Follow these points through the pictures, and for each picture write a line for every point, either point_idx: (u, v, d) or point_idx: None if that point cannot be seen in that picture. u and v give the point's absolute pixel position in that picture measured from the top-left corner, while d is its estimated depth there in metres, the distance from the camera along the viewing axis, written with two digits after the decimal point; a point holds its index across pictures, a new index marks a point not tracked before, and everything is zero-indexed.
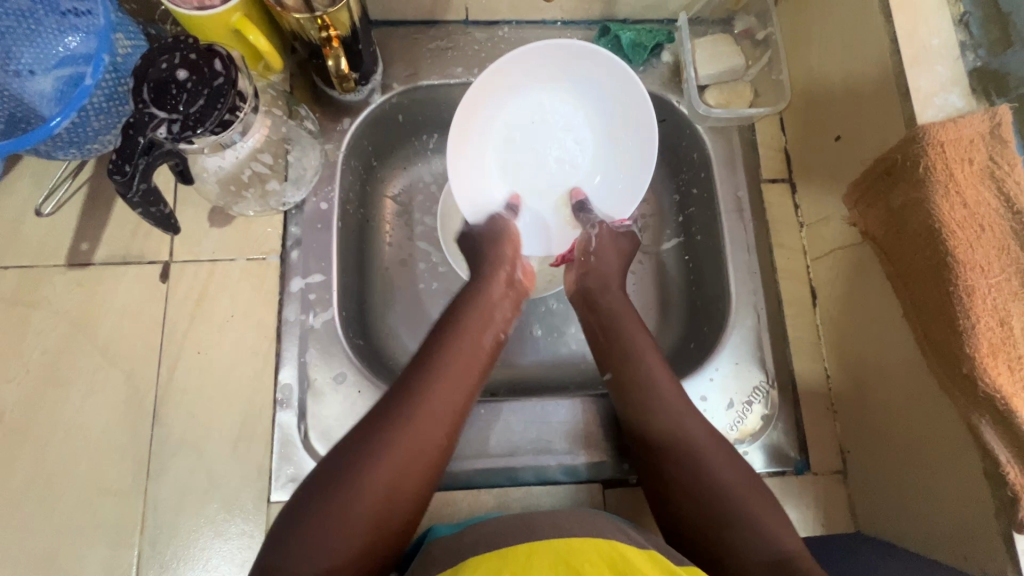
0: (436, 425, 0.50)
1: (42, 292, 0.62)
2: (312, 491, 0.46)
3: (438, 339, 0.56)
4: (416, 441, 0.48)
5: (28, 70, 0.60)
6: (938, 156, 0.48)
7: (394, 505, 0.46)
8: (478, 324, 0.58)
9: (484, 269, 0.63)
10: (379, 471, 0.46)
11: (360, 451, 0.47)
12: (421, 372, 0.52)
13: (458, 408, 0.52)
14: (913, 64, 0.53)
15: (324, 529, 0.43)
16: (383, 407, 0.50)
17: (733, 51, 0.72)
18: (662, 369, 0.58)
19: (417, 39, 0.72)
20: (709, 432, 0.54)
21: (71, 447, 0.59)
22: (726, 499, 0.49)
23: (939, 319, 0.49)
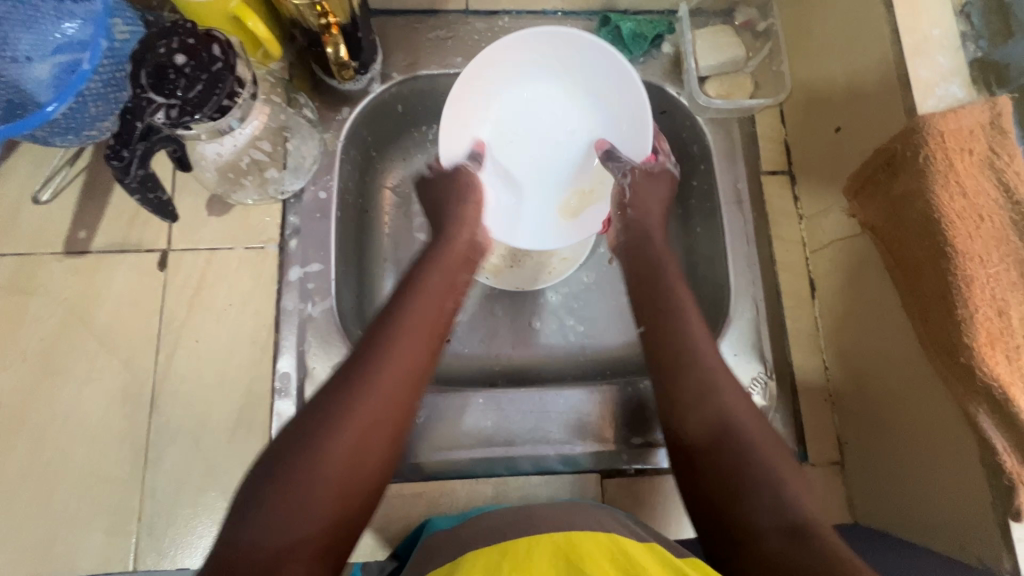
0: (401, 388, 0.46)
1: (40, 280, 0.62)
2: (269, 463, 0.41)
3: (396, 299, 0.52)
4: (380, 405, 0.44)
5: (25, 57, 0.59)
6: (938, 146, 0.48)
7: (358, 476, 0.42)
8: (442, 286, 0.54)
9: (445, 235, 0.59)
10: (343, 439, 0.42)
11: (321, 418, 0.42)
12: (380, 332, 0.48)
13: (420, 371, 0.48)
14: (914, 54, 0.53)
15: (288, 503, 0.39)
16: (344, 371, 0.46)
17: (734, 43, 0.72)
18: (702, 329, 0.55)
19: (417, 28, 0.71)
20: (744, 399, 0.51)
21: (69, 435, 0.59)
22: (752, 464, 0.46)
23: (937, 309, 0.49)
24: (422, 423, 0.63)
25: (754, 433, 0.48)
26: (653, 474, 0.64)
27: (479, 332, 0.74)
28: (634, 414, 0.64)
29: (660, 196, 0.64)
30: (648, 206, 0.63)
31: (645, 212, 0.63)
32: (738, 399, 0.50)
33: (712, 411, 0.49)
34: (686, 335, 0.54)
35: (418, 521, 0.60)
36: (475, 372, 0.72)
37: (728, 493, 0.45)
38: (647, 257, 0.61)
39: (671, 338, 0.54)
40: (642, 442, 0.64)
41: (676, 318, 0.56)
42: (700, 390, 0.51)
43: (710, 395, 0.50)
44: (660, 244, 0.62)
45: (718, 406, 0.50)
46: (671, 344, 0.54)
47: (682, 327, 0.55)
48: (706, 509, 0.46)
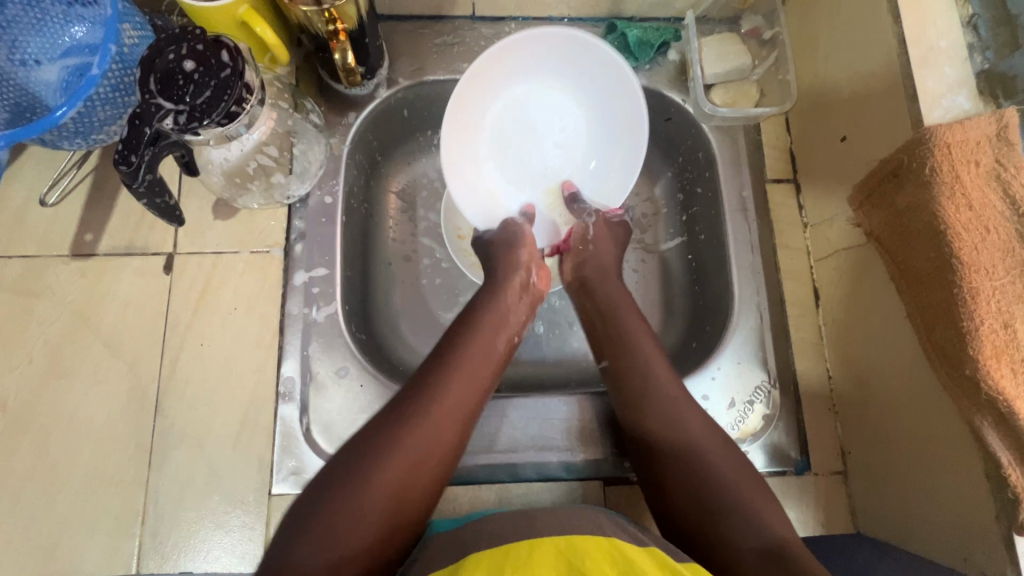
0: (450, 423, 0.51)
1: (46, 282, 0.62)
2: (326, 482, 0.46)
3: (454, 340, 0.57)
4: (428, 436, 0.49)
5: (34, 60, 0.60)
6: (944, 157, 0.48)
7: (405, 496, 0.47)
8: (492, 326, 0.59)
9: (498, 274, 0.62)
10: (394, 462, 0.47)
11: (376, 444, 0.48)
12: (437, 374, 0.53)
13: (466, 409, 0.52)
14: (920, 65, 0.53)
15: (341, 518, 0.44)
16: (401, 403, 0.51)
17: (741, 51, 0.72)
18: (664, 367, 0.59)
19: (424, 34, 0.71)
20: (709, 428, 0.55)
21: (74, 437, 0.59)
22: (722, 491, 0.50)
23: (942, 320, 0.49)
24: None
25: (722, 464, 0.52)
26: None
27: None
28: None
29: (616, 242, 0.69)
30: (607, 251, 0.68)
31: (606, 254, 0.68)
32: (704, 430, 0.55)
33: (677, 440, 0.54)
34: (642, 368, 0.58)
35: None
36: None
37: (700, 517, 0.49)
38: (602, 295, 0.65)
39: (636, 374, 0.58)
40: None
41: (636, 351, 0.60)
42: (669, 422, 0.55)
43: (678, 424, 0.55)
44: (615, 285, 0.66)
45: (684, 432, 0.54)
46: (650, 373, 0.58)
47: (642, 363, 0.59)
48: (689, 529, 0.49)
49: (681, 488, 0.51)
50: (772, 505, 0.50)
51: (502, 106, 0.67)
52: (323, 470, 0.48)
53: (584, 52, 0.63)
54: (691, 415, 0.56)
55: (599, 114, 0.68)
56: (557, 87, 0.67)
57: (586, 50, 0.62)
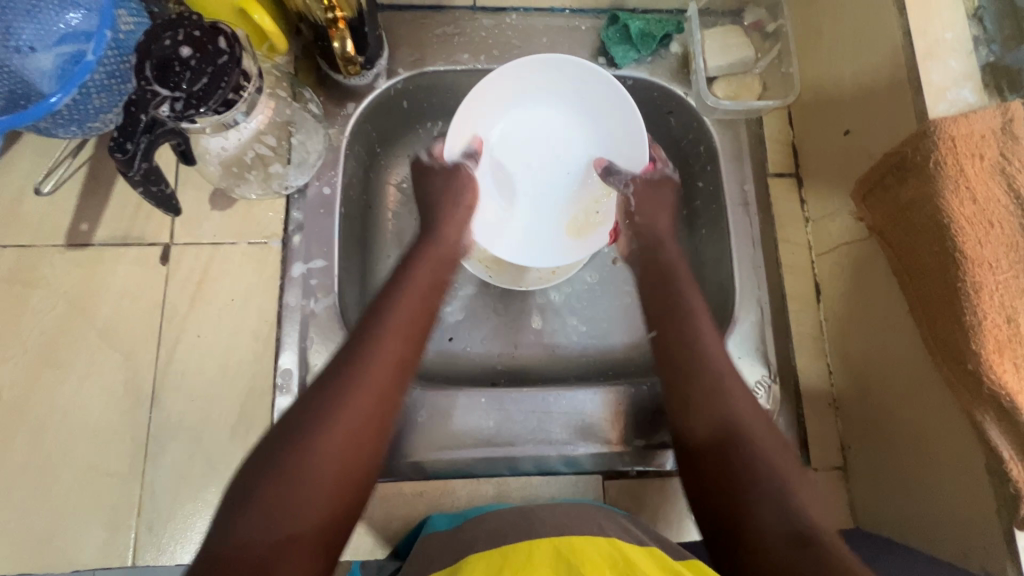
0: (394, 379, 0.47)
1: (41, 272, 0.62)
2: (264, 456, 0.41)
3: (390, 291, 0.53)
4: (373, 396, 0.45)
5: (29, 46, 0.59)
6: (949, 150, 0.48)
7: (352, 466, 0.43)
8: (432, 280, 0.56)
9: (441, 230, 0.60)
10: (339, 428, 0.43)
11: (317, 409, 0.43)
12: (369, 329, 0.49)
13: (409, 363, 0.49)
14: (925, 58, 0.52)
15: (282, 496, 0.39)
16: (336, 363, 0.47)
17: (744, 43, 0.71)
18: (718, 342, 0.56)
19: (424, 24, 0.71)
20: (754, 405, 0.51)
21: (69, 428, 0.59)
22: (765, 472, 0.45)
23: (945, 314, 0.49)
24: (422, 421, 0.63)
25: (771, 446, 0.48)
26: (655, 475, 0.63)
27: (480, 330, 0.73)
28: (637, 416, 0.64)
29: (664, 207, 0.65)
30: (654, 215, 0.65)
31: (656, 219, 0.65)
32: (751, 408, 0.51)
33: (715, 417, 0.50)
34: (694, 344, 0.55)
35: (420, 517, 0.60)
36: (477, 371, 0.72)
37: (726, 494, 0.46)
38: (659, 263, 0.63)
39: (682, 346, 0.55)
40: (643, 444, 0.64)
41: (699, 327, 0.56)
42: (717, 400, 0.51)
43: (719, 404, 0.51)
44: (673, 249, 0.64)
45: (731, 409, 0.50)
46: (693, 348, 0.55)
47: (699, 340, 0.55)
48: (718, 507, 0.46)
49: (715, 466, 0.48)
50: (809, 488, 0.45)
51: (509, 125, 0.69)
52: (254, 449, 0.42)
53: (605, 95, 0.66)
54: (743, 394, 0.52)
55: (602, 155, 0.70)
56: (565, 111, 0.70)
57: (607, 93, 0.66)
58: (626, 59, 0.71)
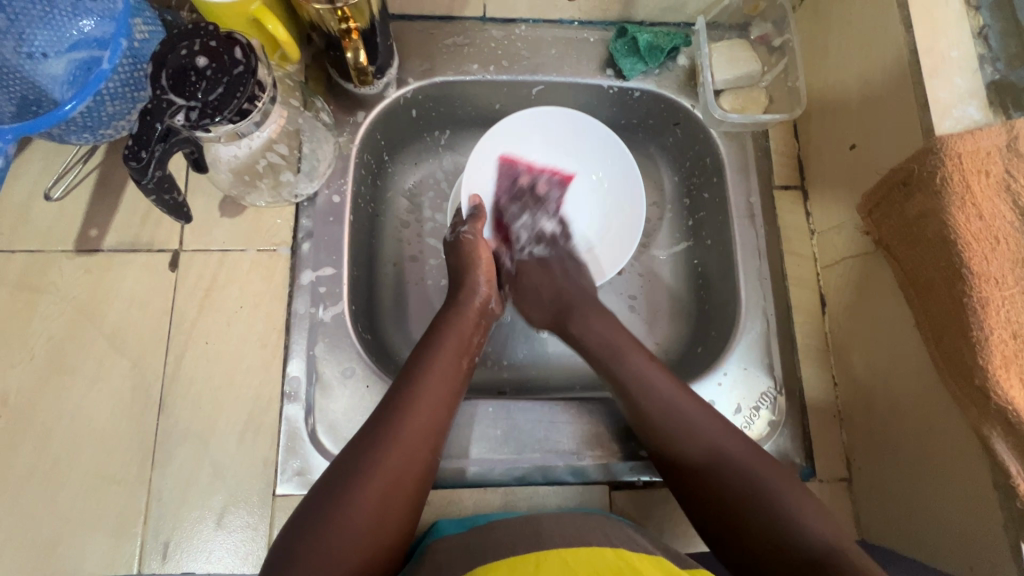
0: (422, 444, 0.50)
1: (49, 277, 0.62)
2: (304, 518, 0.45)
3: (418, 358, 0.56)
4: (402, 460, 0.48)
5: (41, 53, 0.60)
6: (955, 167, 0.48)
7: (382, 527, 0.46)
8: (458, 345, 0.58)
9: (457, 296, 0.62)
10: (369, 491, 0.46)
11: (349, 474, 0.47)
12: (399, 397, 0.52)
13: (438, 427, 0.52)
14: (932, 75, 0.53)
15: (322, 558, 0.42)
16: (369, 429, 0.50)
17: (750, 56, 0.72)
18: (676, 389, 0.58)
19: (434, 34, 0.71)
20: (725, 426, 0.55)
21: (76, 435, 0.58)
22: (755, 490, 0.50)
23: (952, 329, 0.49)
24: None
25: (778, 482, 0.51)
26: (661, 486, 0.64)
27: (486, 338, 0.74)
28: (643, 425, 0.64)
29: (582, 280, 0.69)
30: (535, 289, 0.69)
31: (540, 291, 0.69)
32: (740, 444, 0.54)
33: (698, 453, 0.53)
34: (652, 392, 0.57)
35: (427, 525, 0.60)
36: (483, 380, 0.72)
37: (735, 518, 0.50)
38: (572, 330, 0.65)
39: (649, 394, 0.57)
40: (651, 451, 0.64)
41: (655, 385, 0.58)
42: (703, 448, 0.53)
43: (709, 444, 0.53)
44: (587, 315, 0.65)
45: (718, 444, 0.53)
46: (638, 399, 0.58)
47: (656, 393, 0.57)
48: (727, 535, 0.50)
49: (719, 492, 0.51)
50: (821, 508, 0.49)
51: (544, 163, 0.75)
52: (298, 509, 0.46)
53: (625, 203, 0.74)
54: (728, 436, 0.54)
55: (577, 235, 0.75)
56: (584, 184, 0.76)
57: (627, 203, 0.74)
58: (634, 71, 0.72)
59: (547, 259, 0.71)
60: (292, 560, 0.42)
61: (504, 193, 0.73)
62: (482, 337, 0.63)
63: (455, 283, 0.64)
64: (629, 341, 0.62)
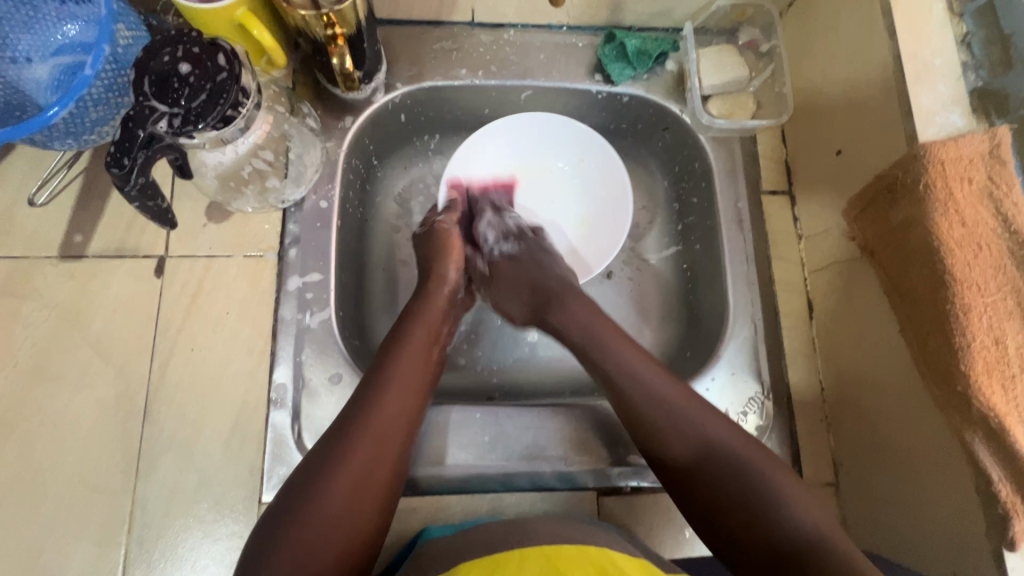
0: (394, 434, 0.50)
1: (33, 284, 0.61)
2: (277, 516, 0.44)
3: (388, 349, 0.55)
4: (372, 453, 0.48)
5: (25, 57, 0.59)
6: (938, 173, 0.49)
7: (356, 521, 0.45)
8: (428, 335, 0.58)
9: (427, 286, 0.62)
10: (340, 484, 0.45)
11: (320, 470, 0.46)
12: (371, 389, 0.51)
13: (412, 415, 0.52)
14: (916, 82, 0.53)
15: (295, 556, 0.42)
16: (339, 423, 0.49)
17: (738, 62, 0.72)
18: (660, 375, 0.56)
19: (422, 39, 0.71)
20: (721, 423, 0.52)
21: (59, 443, 0.58)
22: (749, 487, 0.48)
23: (934, 335, 0.49)
24: (417, 437, 0.62)
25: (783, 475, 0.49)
26: (648, 491, 0.64)
27: (474, 343, 0.74)
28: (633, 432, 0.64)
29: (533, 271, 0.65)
30: (503, 300, 0.66)
31: (504, 303, 0.66)
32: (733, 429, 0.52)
33: (683, 448, 0.52)
34: (637, 384, 0.55)
35: (414, 531, 0.60)
36: (472, 385, 0.72)
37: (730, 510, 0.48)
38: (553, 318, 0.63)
39: (632, 385, 0.55)
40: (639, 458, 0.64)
41: (647, 374, 0.56)
42: (681, 435, 0.52)
43: (693, 437, 0.51)
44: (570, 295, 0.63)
45: (702, 434, 0.51)
46: (627, 392, 0.55)
47: (645, 383, 0.55)
48: (725, 529, 0.48)
49: (712, 491, 0.49)
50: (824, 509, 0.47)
51: (516, 170, 0.77)
52: (268, 509, 0.45)
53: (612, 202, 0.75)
54: (709, 420, 0.52)
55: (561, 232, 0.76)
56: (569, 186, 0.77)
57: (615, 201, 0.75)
58: (622, 76, 0.72)
59: (518, 255, 0.67)
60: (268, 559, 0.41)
61: (478, 207, 0.71)
62: (450, 327, 0.63)
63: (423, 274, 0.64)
64: (606, 326, 0.60)
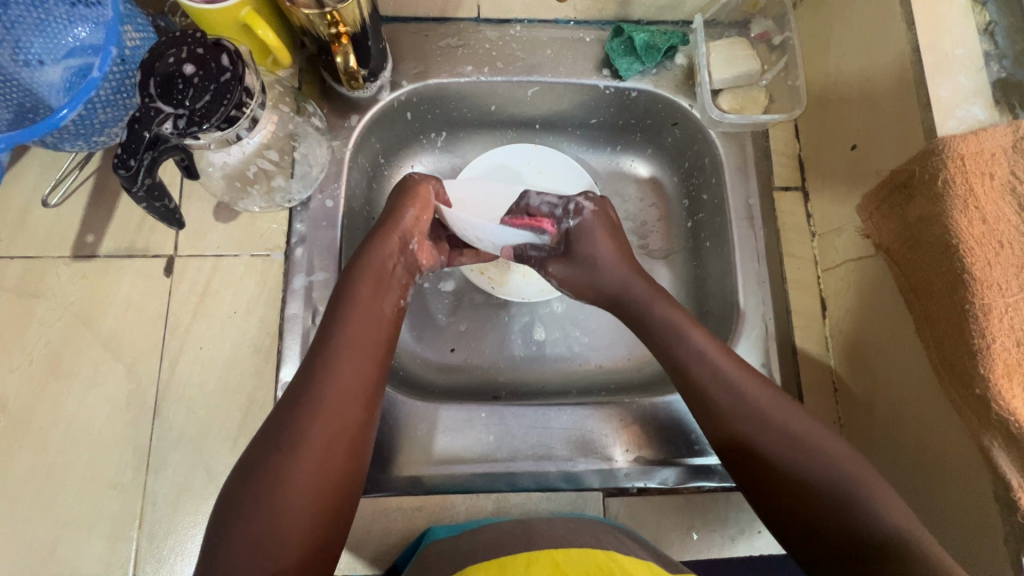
0: (349, 404, 0.48)
1: (47, 283, 0.62)
2: (238, 490, 0.44)
3: (336, 312, 0.53)
4: (331, 427, 0.47)
5: (37, 61, 0.61)
6: (958, 169, 0.47)
7: (321, 496, 0.45)
8: (375, 293, 0.55)
9: (373, 238, 0.58)
10: (302, 462, 0.45)
11: (277, 448, 0.45)
12: (319, 359, 0.50)
13: (368, 380, 0.50)
14: (935, 73, 0.51)
15: (259, 528, 0.42)
16: (291, 397, 0.48)
17: (749, 56, 0.70)
18: (735, 371, 0.54)
19: (428, 35, 0.71)
20: (772, 398, 0.52)
21: (72, 440, 0.59)
22: (807, 467, 0.48)
23: (953, 335, 0.48)
24: (421, 436, 0.62)
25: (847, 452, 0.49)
26: (655, 493, 0.63)
27: (481, 341, 0.74)
28: (641, 430, 0.64)
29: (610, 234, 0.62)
30: (598, 280, 0.61)
31: (601, 287, 0.62)
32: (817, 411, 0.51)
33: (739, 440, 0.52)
34: (717, 391, 0.53)
35: (419, 531, 0.60)
36: (478, 384, 0.72)
37: (778, 491, 0.49)
38: (633, 303, 0.61)
39: (714, 376, 0.54)
40: (646, 458, 0.63)
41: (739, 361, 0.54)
42: (750, 425, 0.51)
43: (772, 432, 0.50)
44: (626, 271, 0.61)
45: (791, 430, 0.50)
46: (713, 394, 0.53)
47: (707, 378, 0.54)
48: (767, 506, 0.50)
49: (762, 471, 0.50)
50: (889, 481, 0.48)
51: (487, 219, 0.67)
52: (232, 479, 0.45)
53: None
54: (793, 415, 0.51)
55: None
56: None
57: None
58: (631, 71, 0.71)
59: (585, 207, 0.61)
60: (236, 531, 0.42)
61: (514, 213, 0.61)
62: (405, 279, 0.59)
63: (378, 221, 0.60)
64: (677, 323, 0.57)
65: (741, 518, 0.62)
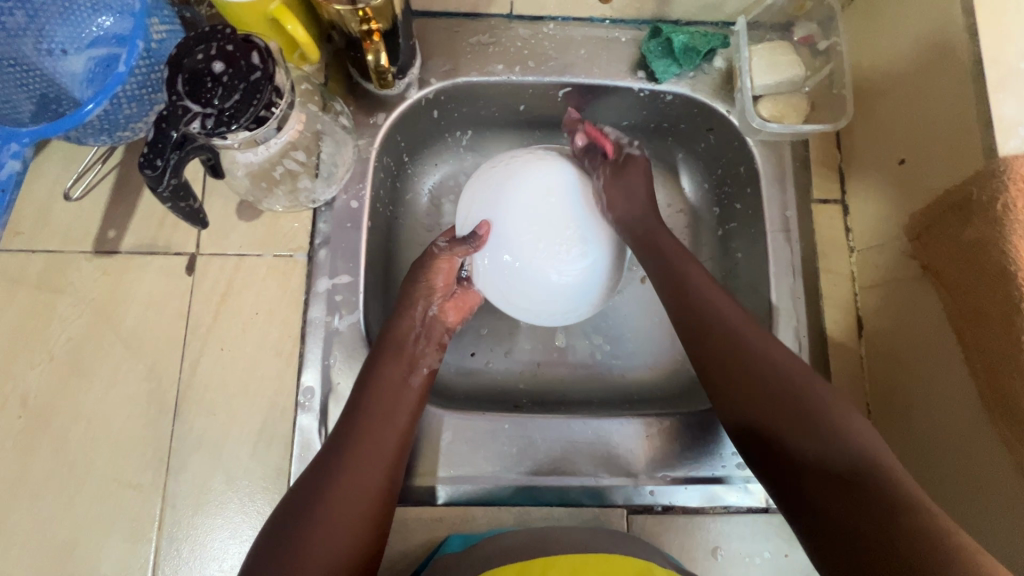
0: (374, 470, 0.49)
1: (69, 278, 0.61)
2: (266, 550, 0.45)
3: (367, 376, 0.55)
4: (356, 491, 0.48)
5: (61, 50, 0.59)
6: (1020, 193, 0.45)
7: (342, 556, 0.45)
8: (403, 365, 0.56)
9: (401, 307, 0.60)
10: (326, 528, 0.45)
11: (302, 509, 0.46)
12: (352, 423, 0.52)
13: (396, 449, 0.52)
14: (997, 88, 0.49)
15: None
16: (321, 460, 0.50)
17: (792, 61, 0.67)
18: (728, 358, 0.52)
19: (458, 32, 0.68)
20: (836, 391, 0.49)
21: (93, 439, 0.59)
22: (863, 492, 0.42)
23: (1007, 367, 0.46)
24: (445, 445, 0.61)
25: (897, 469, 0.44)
26: (680, 511, 0.61)
27: (504, 347, 0.72)
28: (668, 452, 0.63)
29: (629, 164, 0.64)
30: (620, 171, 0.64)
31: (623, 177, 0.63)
32: None
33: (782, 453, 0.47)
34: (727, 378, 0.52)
35: (438, 541, 0.59)
36: (499, 393, 0.70)
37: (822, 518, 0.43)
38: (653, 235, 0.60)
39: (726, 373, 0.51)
40: (672, 477, 0.62)
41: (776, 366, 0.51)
42: None
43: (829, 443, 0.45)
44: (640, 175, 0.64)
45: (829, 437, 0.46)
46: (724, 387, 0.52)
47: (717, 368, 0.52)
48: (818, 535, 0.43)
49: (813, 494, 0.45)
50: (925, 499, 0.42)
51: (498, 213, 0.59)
52: (261, 536, 0.46)
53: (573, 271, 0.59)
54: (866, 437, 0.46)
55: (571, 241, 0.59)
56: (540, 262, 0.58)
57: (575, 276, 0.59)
58: (667, 74, 0.68)
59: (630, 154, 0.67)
60: None
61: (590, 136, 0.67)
62: (433, 351, 0.60)
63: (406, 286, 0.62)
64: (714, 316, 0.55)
65: (767, 539, 0.61)
